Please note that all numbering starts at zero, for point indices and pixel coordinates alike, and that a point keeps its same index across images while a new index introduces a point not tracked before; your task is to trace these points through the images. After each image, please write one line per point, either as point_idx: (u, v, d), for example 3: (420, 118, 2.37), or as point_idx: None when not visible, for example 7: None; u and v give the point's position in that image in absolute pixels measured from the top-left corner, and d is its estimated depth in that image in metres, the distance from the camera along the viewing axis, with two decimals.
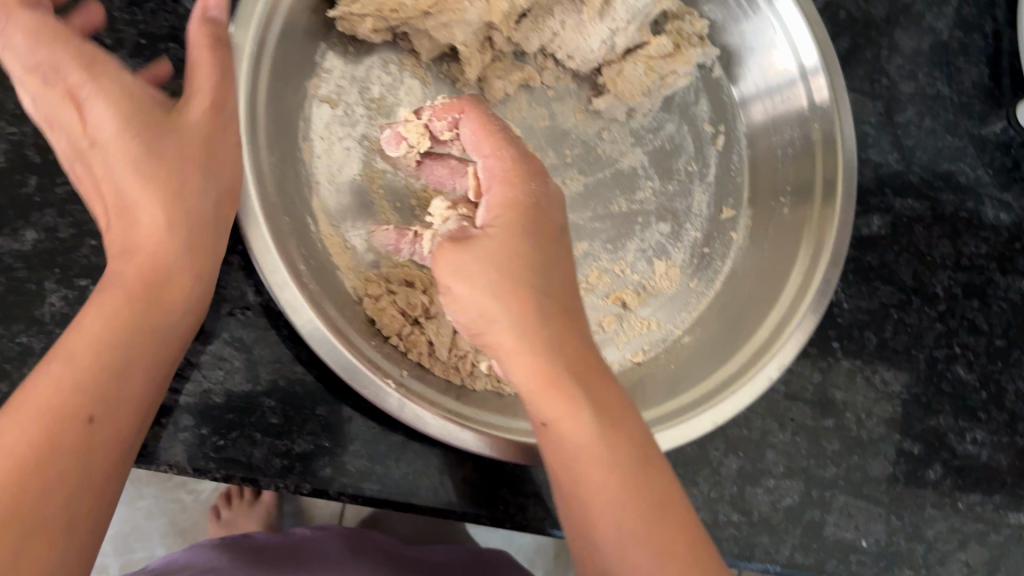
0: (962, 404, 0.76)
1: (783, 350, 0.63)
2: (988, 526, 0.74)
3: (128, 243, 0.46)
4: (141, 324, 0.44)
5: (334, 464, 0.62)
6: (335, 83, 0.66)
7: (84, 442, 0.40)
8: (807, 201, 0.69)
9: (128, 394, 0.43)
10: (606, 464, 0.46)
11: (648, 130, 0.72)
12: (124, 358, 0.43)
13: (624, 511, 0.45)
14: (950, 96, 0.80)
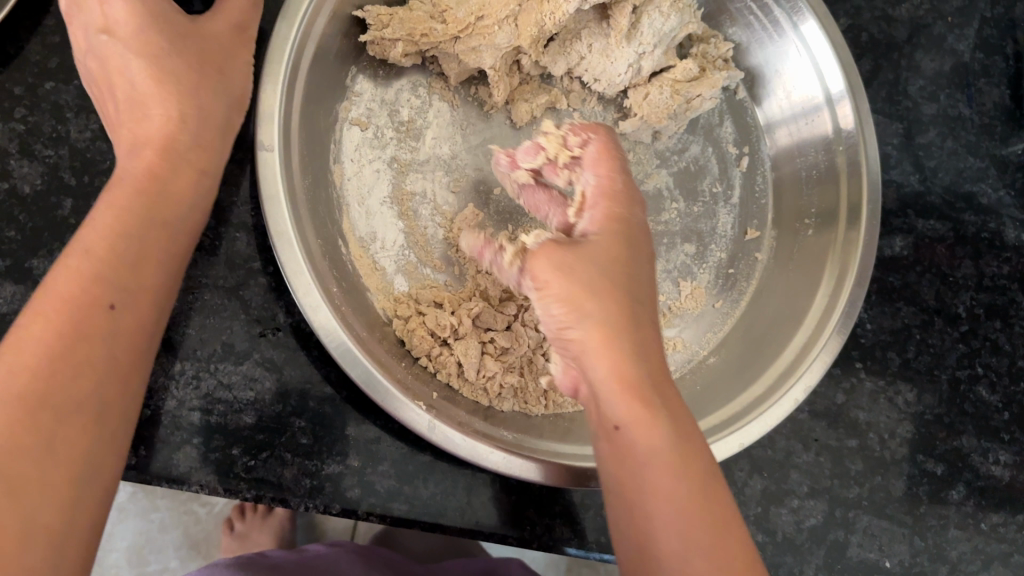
0: (985, 425, 0.76)
1: (808, 372, 0.64)
2: (1011, 547, 0.74)
3: (140, 134, 0.50)
4: (154, 217, 0.47)
5: (362, 484, 0.62)
6: (365, 106, 0.66)
7: (106, 327, 0.42)
8: (832, 227, 0.69)
9: (144, 283, 0.45)
10: (676, 474, 0.45)
11: (673, 151, 0.73)
12: (125, 279, 0.44)
13: (687, 526, 0.43)
14: (971, 118, 0.80)
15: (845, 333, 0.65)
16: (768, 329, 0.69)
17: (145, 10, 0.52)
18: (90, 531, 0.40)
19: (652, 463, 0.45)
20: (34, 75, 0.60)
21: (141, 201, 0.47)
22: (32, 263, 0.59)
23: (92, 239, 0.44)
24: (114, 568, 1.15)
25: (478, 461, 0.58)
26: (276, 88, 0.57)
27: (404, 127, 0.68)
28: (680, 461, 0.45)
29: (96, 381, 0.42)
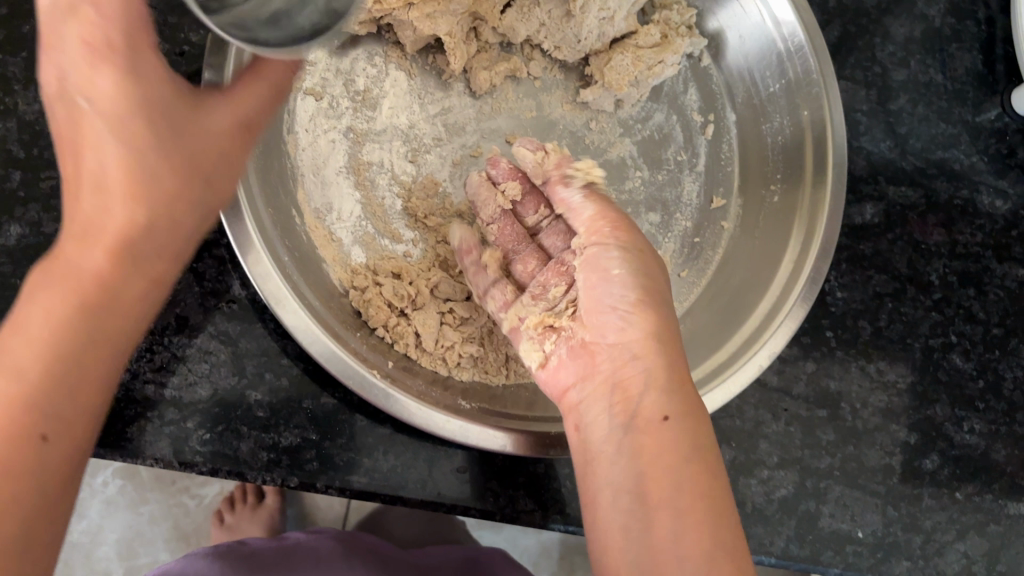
0: (959, 393, 0.75)
1: (776, 334, 0.63)
2: (988, 516, 0.73)
3: (89, 230, 0.40)
4: (93, 333, 0.40)
5: (320, 456, 0.61)
6: (320, 76, 0.65)
7: (35, 460, 0.38)
8: (799, 185, 0.68)
9: (73, 391, 0.39)
10: (702, 468, 0.51)
11: (636, 119, 0.72)
12: (54, 402, 0.38)
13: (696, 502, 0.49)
14: (943, 84, 0.79)
15: (813, 295, 0.64)
16: (735, 296, 0.69)
17: (138, 69, 0.40)
18: None
19: (673, 455, 0.51)
20: None
21: (84, 315, 0.39)
22: None
23: (25, 340, 0.38)
24: (104, 561, 1.15)
25: (436, 429, 0.58)
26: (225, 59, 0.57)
27: (361, 96, 0.67)
28: (701, 460, 0.51)
29: (29, 508, 0.37)
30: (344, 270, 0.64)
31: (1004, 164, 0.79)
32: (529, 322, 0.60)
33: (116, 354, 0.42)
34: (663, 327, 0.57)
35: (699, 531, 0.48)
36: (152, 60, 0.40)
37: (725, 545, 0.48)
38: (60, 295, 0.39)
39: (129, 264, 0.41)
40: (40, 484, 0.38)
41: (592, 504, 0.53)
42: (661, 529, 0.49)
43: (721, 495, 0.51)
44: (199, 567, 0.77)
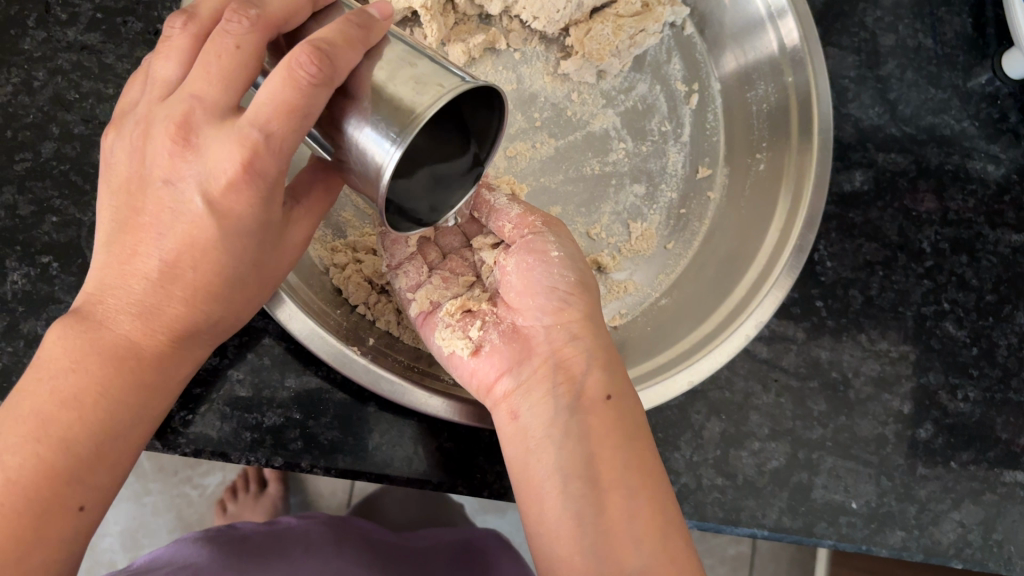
0: (953, 361, 0.74)
1: (764, 301, 0.63)
2: (983, 485, 0.72)
3: (163, 303, 0.45)
4: (142, 398, 0.47)
5: (305, 436, 0.61)
6: None
7: (72, 521, 0.44)
8: (783, 149, 0.69)
9: (126, 447, 0.47)
10: (637, 452, 0.53)
11: (619, 90, 0.71)
12: (82, 470, 0.44)
13: (644, 491, 0.51)
14: (933, 48, 0.78)
15: (800, 263, 0.64)
16: (722, 265, 0.69)
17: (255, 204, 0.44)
18: None
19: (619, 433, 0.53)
20: None
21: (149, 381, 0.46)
22: None
23: (93, 400, 0.44)
24: (107, 552, 1.15)
25: (419, 407, 0.58)
26: None
27: None
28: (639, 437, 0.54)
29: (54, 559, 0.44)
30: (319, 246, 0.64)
31: (996, 129, 0.78)
32: (448, 308, 0.58)
33: (128, 427, 0.46)
34: (589, 308, 0.59)
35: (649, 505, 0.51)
36: (282, 161, 0.43)
37: (669, 515, 0.51)
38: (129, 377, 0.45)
39: (185, 346, 0.48)
40: (72, 533, 0.44)
41: (528, 484, 0.52)
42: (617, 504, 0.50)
43: (658, 468, 0.53)
44: (187, 553, 0.77)
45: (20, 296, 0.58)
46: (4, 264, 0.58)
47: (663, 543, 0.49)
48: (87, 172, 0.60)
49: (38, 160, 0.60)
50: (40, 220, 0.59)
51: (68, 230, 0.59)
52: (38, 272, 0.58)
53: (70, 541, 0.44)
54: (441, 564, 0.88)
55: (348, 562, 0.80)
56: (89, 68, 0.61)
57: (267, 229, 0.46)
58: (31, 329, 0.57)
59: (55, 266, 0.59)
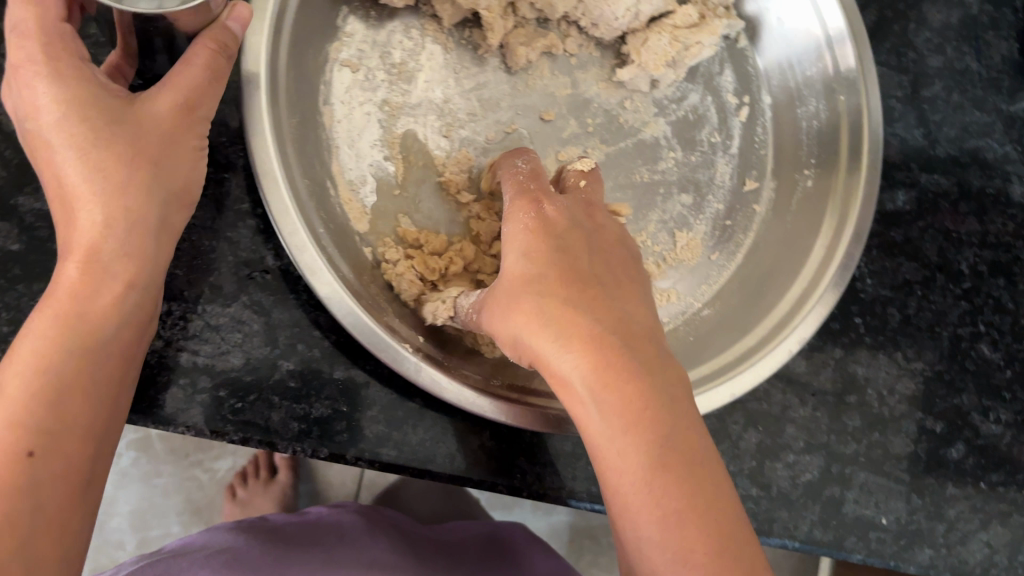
0: (986, 383, 0.75)
1: (810, 314, 0.64)
2: (1011, 507, 0.73)
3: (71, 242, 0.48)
4: (79, 336, 0.47)
5: (351, 428, 0.61)
6: (357, 47, 0.66)
7: (30, 475, 0.44)
8: (832, 168, 0.70)
9: (101, 376, 0.49)
10: (613, 435, 0.44)
11: (671, 99, 0.72)
12: (38, 420, 0.45)
13: (636, 479, 0.43)
14: (978, 71, 0.79)
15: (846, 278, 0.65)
16: (766, 276, 0.71)
17: (69, 95, 0.47)
18: None
19: (634, 445, 0.44)
20: None
21: (60, 327, 0.47)
22: (16, 201, 0.59)
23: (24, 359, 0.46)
24: (116, 532, 1.15)
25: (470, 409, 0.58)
26: (263, 34, 0.57)
27: (396, 69, 0.67)
28: (666, 431, 0.44)
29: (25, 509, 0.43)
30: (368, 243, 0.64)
31: None
32: None
33: (112, 344, 0.49)
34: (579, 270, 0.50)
35: (690, 525, 0.43)
36: (67, 57, 0.48)
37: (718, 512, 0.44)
38: (76, 318, 0.47)
39: (97, 274, 0.48)
40: (39, 488, 0.44)
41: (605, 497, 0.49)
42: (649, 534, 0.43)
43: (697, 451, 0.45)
44: (221, 538, 0.78)
45: None
46: None
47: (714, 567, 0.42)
48: None
49: None
50: None
51: None
52: None
53: (47, 492, 0.45)
54: (472, 552, 0.89)
55: (383, 548, 0.81)
56: None
57: (126, 123, 0.49)
58: None
59: None
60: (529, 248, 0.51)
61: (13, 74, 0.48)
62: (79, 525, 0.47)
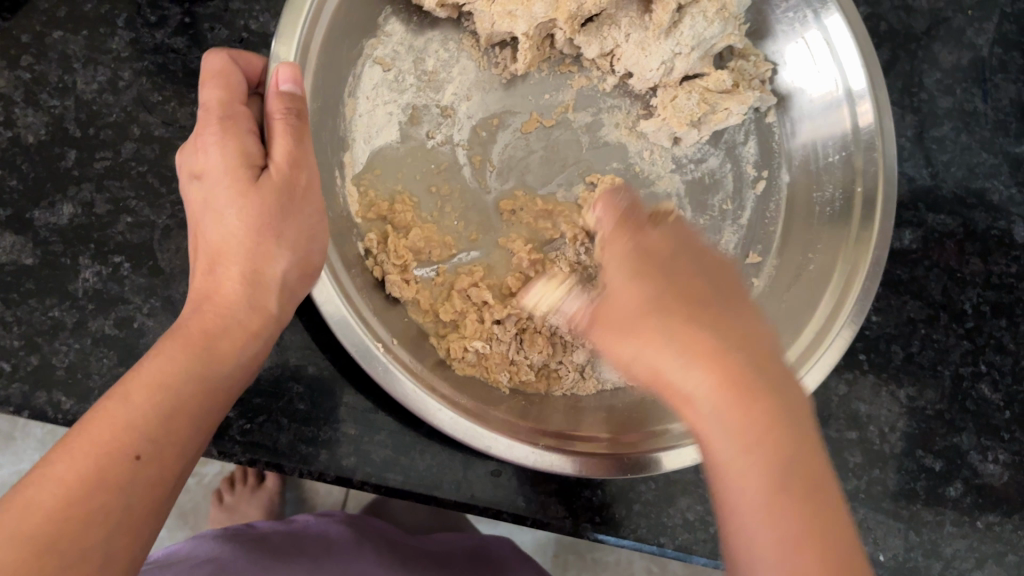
0: (986, 423, 0.75)
1: (819, 362, 0.65)
2: (1007, 546, 0.73)
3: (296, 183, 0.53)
4: (261, 239, 0.51)
5: (358, 453, 0.62)
6: (392, 48, 0.69)
7: (209, 358, 0.48)
8: (843, 225, 0.71)
9: (258, 273, 0.52)
10: (757, 464, 0.40)
11: (690, 159, 0.76)
12: (242, 298, 0.51)
13: (759, 492, 0.40)
14: (986, 113, 0.80)
15: (857, 322, 0.66)
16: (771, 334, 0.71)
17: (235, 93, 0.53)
18: (143, 511, 0.43)
19: (749, 456, 0.41)
20: (42, 23, 0.60)
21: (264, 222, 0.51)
22: (32, 214, 0.59)
23: (221, 241, 0.51)
24: None
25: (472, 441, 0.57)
26: (297, 18, 0.57)
27: (427, 77, 0.70)
28: (784, 438, 0.41)
29: (221, 376, 0.48)
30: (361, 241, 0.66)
31: None
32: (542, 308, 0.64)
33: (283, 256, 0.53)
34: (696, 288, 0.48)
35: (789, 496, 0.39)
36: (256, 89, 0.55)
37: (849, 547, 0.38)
38: (300, 259, 0.54)
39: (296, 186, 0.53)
40: (226, 367, 0.49)
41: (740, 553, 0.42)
42: (741, 499, 0.40)
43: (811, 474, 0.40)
44: (208, 548, 0.78)
45: (91, 294, 0.58)
46: (77, 261, 0.58)
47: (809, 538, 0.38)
48: (165, 175, 0.60)
49: (118, 159, 0.60)
50: (115, 220, 0.59)
51: (142, 231, 0.59)
52: (110, 272, 0.59)
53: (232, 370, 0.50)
54: (456, 561, 0.90)
55: (370, 558, 0.82)
56: (174, 72, 0.61)
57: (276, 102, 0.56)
58: (100, 328, 0.58)
59: (126, 266, 0.59)
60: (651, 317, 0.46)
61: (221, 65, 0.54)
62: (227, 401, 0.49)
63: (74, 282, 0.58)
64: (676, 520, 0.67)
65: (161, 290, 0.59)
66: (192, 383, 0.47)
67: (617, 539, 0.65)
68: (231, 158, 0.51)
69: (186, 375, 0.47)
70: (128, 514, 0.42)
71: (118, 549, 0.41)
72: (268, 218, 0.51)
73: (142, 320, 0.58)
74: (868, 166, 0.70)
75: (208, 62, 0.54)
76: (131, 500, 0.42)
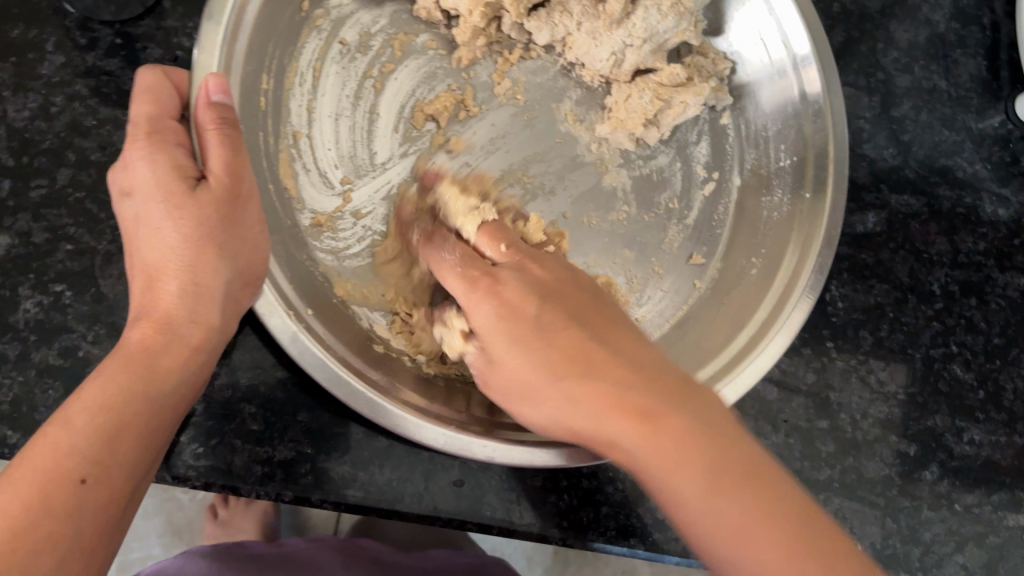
0: (959, 404, 0.74)
1: (783, 327, 0.64)
2: (987, 528, 0.72)
3: (233, 194, 0.54)
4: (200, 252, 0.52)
5: (315, 470, 0.61)
6: (336, 19, 0.68)
7: (145, 376, 0.48)
8: (799, 196, 0.70)
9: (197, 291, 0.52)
10: (685, 454, 0.45)
11: (639, 156, 0.74)
12: (190, 311, 0.52)
13: (727, 514, 0.44)
14: (946, 90, 0.79)
15: (812, 297, 0.65)
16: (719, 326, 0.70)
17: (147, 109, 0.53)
18: (93, 532, 0.44)
19: (717, 498, 0.44)
20: None
21: (210, 234, 0.52)
22: None
23: (153, 256, 0.51)
24: None
25: (381, 421, 0.56)
26: (223, 18, 0.56)
27: (364, 44, 0.69)
28: (710, 450, 0.46)
29: (161, 388, 0.49)
30: (310, 214, 0.66)
31: (1008, 172, 0.78)
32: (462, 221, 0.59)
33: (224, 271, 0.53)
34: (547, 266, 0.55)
35: (813, 553, 0.42)
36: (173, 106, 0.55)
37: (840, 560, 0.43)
38: (241, 270, 0.54)
39: (235, 204, 0.54)
40: (170, 381, 0.50)
41: (702, 529, 0.44)
42: (722, 520, 0.44)
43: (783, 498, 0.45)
44: (195, 570, 0.78)
45: (33, 324, 0.57)
46: (17, 292, 0.57)
47: (828, 561, 0.42)
48: (103, 201, 0.59)
49: (54, 186, 0.59)
50: (55, 248, 0.58)
51: (82, 258, 0.58)
52: (51, 301, 0.58)
53: (170, 379, 0.50)
54: None
55: None
56: (107, 94, 0.60)
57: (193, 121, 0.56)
58: (43, 358, 0.57)
59: (68, 294, 0.58)
60: (550, 370, 0.50)
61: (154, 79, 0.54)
62: (168, 414, 0.50)
63: (14, 313, 0.57)
64: (647, 520, 0.65)
65: (105, 316, 0.58)
66: (127, 397, 0.47)
67: (587, 542, 0.64)
68: (162, 172, 0.51)
69: (126, 393, 0.47)
70: (78, 543, 0.43)
71: (71, 575, 0.42)
72: (203, 233, 0.52)
73: (87, 348, 0.58)
74: (817, 133, 0.69)
75: (142, 76, 0.55)
76: (76, 532, 0.43)
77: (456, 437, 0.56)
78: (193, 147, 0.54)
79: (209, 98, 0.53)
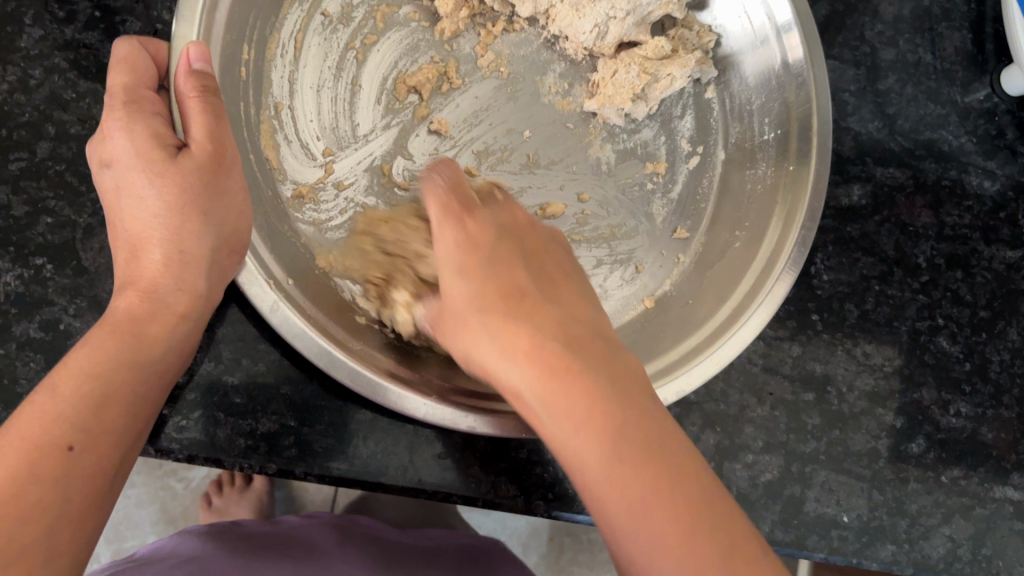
0: (946, 377, 0.74)
1: (761, 306, 0.64)
2: (973, 500, 0.72)
3: (215, 164, 0.53)
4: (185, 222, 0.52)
5: (299, 443, 0.61)
6: None
7: (133, 343, 0.49)
8: (782, 167, 0.70)
9: (183, 260, 0.52)
10: (568, 405, 0.44)
11: (623, 130, 0.74)
12: (175, 281, 0.52)
13: (586, 448, 0.43)
14: (932, 63, 0.78)
15: (797, 266, 0.65)
16: (705, 297, 0.70)
17: (126, 77, 0.53)
18: (83, 500, 0.44)
19: (583, 431, 0.43)
20: None
21: (193, 203, 0.52)
22: None
23: (138, 227, 0.52)
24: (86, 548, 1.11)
25: (367, 391, 0.56)
26: None
27: (346, 17, 0.69)
28: (584, 384, 0.45)
29: (148, 355, 0.49)
30: (292, 185, 0.66)
31: (993, 145, 0.78)
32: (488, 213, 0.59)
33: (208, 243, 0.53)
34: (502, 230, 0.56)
35: (666, 490, 0.41)
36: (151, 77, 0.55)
37: (722, 524, 0.40)
38: (226, 242, 0.55)
39: (219, 173, 0.54)
40: (157, 349, 0.50)
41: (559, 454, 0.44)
42: (578, 458, 0.43)
43: (661, 438, 0.43)
44: (190, 547, 0.78)
45: (13, 297, 0.57)
46: None
47: (690, 525, 0.40)
48: (83, 174, 0.59)
49: (33, 159, 0.59)
50: (34, 221, 0.58)
51: (62, 231, 0.58)
52: (31, 274, 0.57)
53: (157, 347, 0.50)
54: (446, 561, 0.89)
55: (354, 563, 0.81)
56: (86, 67, 0.60)
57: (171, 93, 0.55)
58: (24, 331, 0.57)
59: (48, 268, 0.58)
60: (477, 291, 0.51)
61: (131, 51, 0.54)
62: (154, 383, 0.50)
63: None
64: None
65: (86, 289, 0.58)
66: (114, 363, 0.47)
67: (571, 514, 0.64)
68: (142, 143, 0.51)
69: (113, 359, 0.47)
70: (67, 510, 0.43)
71: (62, 542, 0.42)
72: (187, 201, 0.52)
73: (69, 321, 0.58)
74: (800, 102, 0.69)
75: (118, 49, 0.54)
76: (64, 498, 0.43)
77: (440, 407, 0.57)
78: (172, 117, 0.54)
79: (189, 66, 0.53)
